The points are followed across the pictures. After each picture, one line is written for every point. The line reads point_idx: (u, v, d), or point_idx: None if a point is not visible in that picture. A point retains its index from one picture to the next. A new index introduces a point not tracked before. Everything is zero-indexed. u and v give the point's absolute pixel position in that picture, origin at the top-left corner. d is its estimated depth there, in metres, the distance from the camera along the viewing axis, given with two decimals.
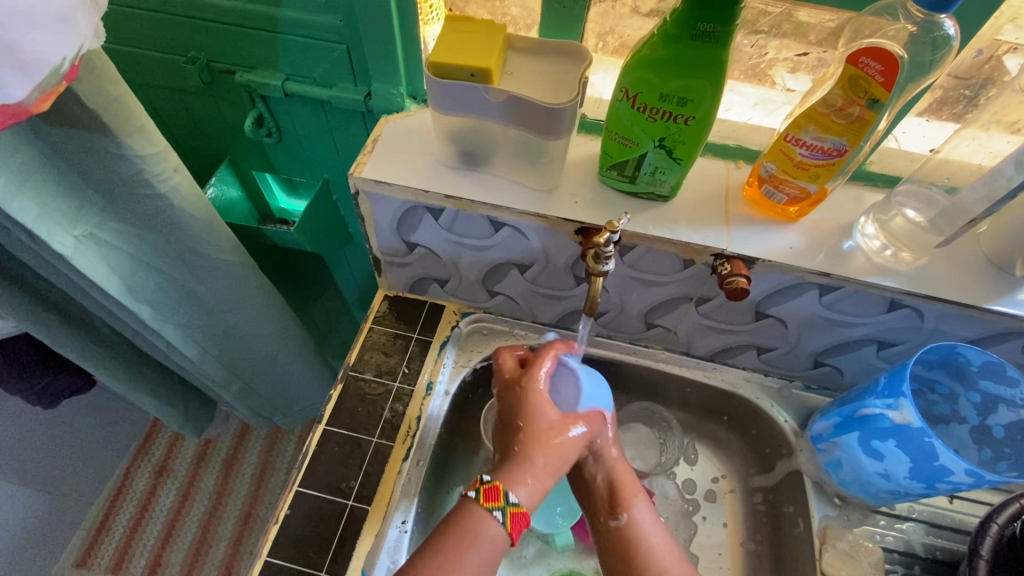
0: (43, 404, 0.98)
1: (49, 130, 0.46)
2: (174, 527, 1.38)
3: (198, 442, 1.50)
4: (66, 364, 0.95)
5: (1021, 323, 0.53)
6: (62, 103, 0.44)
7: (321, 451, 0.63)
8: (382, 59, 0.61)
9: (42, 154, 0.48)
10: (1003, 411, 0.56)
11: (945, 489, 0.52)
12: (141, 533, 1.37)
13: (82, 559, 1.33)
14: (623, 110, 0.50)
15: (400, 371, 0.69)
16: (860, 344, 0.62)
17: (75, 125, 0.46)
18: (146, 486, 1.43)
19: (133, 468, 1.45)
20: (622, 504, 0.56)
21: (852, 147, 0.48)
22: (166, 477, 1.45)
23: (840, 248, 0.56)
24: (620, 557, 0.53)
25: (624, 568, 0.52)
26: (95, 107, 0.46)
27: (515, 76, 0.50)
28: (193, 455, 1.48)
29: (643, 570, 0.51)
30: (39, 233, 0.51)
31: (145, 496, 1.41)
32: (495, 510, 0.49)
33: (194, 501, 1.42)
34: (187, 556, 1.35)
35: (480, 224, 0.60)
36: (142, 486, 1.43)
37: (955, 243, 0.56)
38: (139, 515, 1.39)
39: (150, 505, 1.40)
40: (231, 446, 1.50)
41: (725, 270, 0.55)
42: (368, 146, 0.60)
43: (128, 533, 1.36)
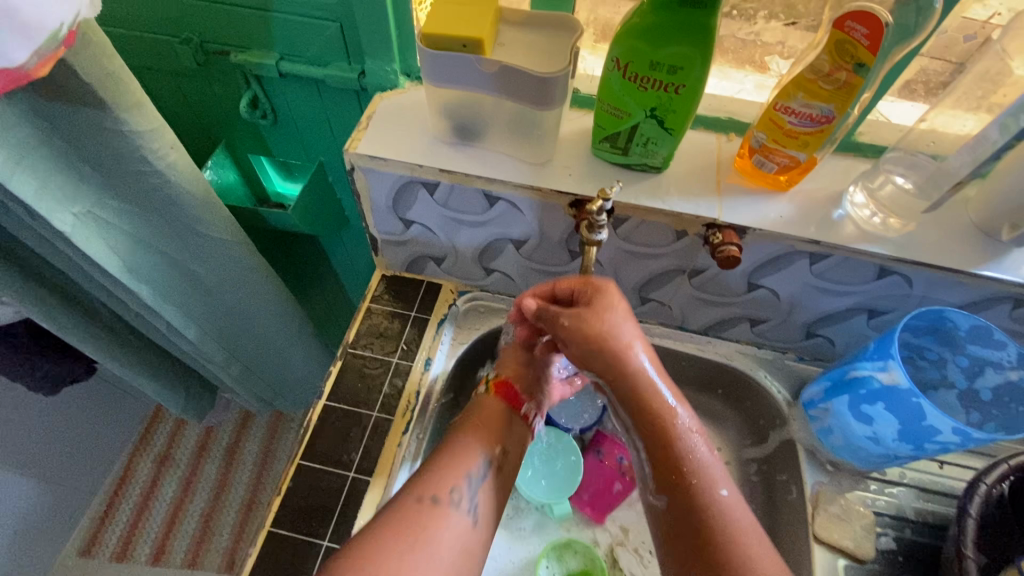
0: (44, 391, 0.98)
1: (46, 105, 0.47)
2: (176, 516, 1.40)
3: (200, 431, 1.51)
4: (67, 351, 0.96)
5: (1008, 287, 0.54)
6: (56, 75, 0.45)
7: (322, 426, 0.64)
8: (376, 36, 0.61)
9: (40, 130, 0.48)
10: (990, 374, 0.57)
11: (933, 450, 0.53)
12: (144, 522, 1.39)
13: (86, 548, 1.36)
14: (614, 80, 0.51)
15: (398, 348, 0.70)
16: (851, 313, 0.63)
17: (71, 99, 0.47)
18: (149, 474, 1.46)
19: (137, 457, 1.48)
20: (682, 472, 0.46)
21: (840, 114, 0.49)
22: (168, 467, 1.47)
23: (831, 217, 0.56)
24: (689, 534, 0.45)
25: (690, 538, 0.45)
26: (91, 81, 0.47)
27: (507, 48, 0.51)
28: (195, 444, 1.50)
29: (720, 544, 0.43)
30: (39, 210, 0.51)
31: (147, 484, 1.44)
32: (481, 383, 0.59)
33: (196, 490, 1.43)
34: (190, 544, 1.36)
35: (476, 199, 0.61)
36: (145, 475, 1.46)
37: (943, 211, 0.57)
38: (143, 502, 1.42)
39: (152, 494, 1.43)
40: (232, 435, 1.51)
41: (717, 239, 0.55)
42: (363, 123, 0.61)
43: (132, 520, 1.39)
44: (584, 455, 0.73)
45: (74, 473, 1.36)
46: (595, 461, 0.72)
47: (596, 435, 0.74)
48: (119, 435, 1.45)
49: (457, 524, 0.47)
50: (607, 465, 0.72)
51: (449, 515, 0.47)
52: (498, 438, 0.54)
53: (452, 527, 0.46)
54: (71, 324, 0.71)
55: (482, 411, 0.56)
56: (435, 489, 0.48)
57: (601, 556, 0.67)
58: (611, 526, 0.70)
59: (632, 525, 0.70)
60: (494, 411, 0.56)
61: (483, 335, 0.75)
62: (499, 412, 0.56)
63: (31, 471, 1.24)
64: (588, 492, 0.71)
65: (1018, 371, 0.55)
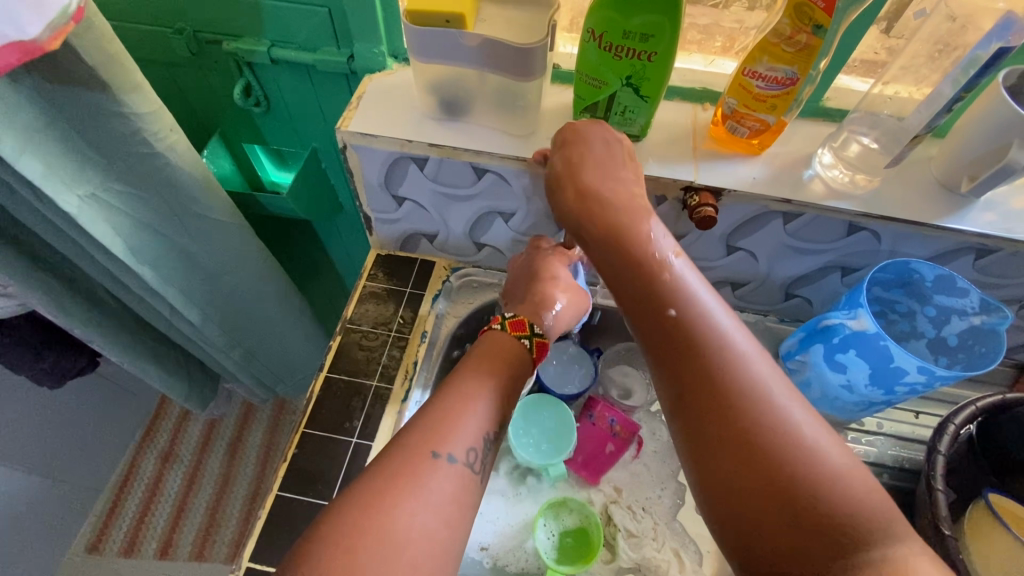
0: (50, 384, 1.01)
1: (50, 89, 0.49)
2: (182, 510, 1.42)
3: (202, 426, 1.53)
4: (70, 343, 0.98)
5: (970, 238, 0.58)
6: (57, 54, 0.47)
7: (324, 396, 0.67)
8: (363, 19, 0.63)
9: (45, 114, 0.50)
10: (956, 321, 0.60)
11: (903, 392, 0.57)
12: (151, 517, 1.41)
13: (94, 544, 1.38)
14: (591, 51, 0.54)
15: (396, 321, 0.73)
16: (826, 272, 0.66)
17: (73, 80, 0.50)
18: (153, 470, 1.47)
19: (140, 454, 1.49)
20: (668, 298, 0.47)
21: (803, 75, 0.52)
22: (172, 462, 1.48)
23: (802, 177, 0.59)
24: (670, 348, 0.46)
25: (672, 357, 0.45)
26: (95, 64, 0.50)
27: (488, 23, 0.54)
28: (197, 439, 1.51)
29: (702, 355, 0.44)
30: (45, 191, 0.53)
31: (151, 480, 1.46)
32: (523, 339, 0.57)
33: (200, 484, 1.45)
34: (197, 536, 1.38)
35: (464, 172, 0.64)
36: (149, 471, 1.47)
37: (908, 168, 0.60)
38: (149, 498, 1.43)
39: (157, 489, 1.45)
40: (234, 429, 1.53)
41: (694, 201, 0.58)
42: (354, 103, 0.63)
43: (138, 517, 1.41)
44: (578, 419, 0.77)
45: (79, 470, 1.38)
46: (587, 425, 0.76)
47: (588, 401, 0.78)
48: (122, 431, 1.47)
49: (460, 477, 0.46)
50: (599, 427, 0.76)
51: (449, 467, 0.46)
52: (507, 397, 0.53)
53: (453, 476, 0.46)
54: (76, 309, 0.74)
55: (492, 352, 0.55)
56: (432, 440, 0.46)
57: (596, 513, 0.70)
58: (605, 487, 0.73)
59: (625, 485, 0.73)
60: (506, 348, 0.56)
61: (477, 308, 0.77)
62: (507, 362, 0.55)
63: (37, 467, 1.26)
64: (582, 455, 0.74)
65: (981, 316, 0.58)
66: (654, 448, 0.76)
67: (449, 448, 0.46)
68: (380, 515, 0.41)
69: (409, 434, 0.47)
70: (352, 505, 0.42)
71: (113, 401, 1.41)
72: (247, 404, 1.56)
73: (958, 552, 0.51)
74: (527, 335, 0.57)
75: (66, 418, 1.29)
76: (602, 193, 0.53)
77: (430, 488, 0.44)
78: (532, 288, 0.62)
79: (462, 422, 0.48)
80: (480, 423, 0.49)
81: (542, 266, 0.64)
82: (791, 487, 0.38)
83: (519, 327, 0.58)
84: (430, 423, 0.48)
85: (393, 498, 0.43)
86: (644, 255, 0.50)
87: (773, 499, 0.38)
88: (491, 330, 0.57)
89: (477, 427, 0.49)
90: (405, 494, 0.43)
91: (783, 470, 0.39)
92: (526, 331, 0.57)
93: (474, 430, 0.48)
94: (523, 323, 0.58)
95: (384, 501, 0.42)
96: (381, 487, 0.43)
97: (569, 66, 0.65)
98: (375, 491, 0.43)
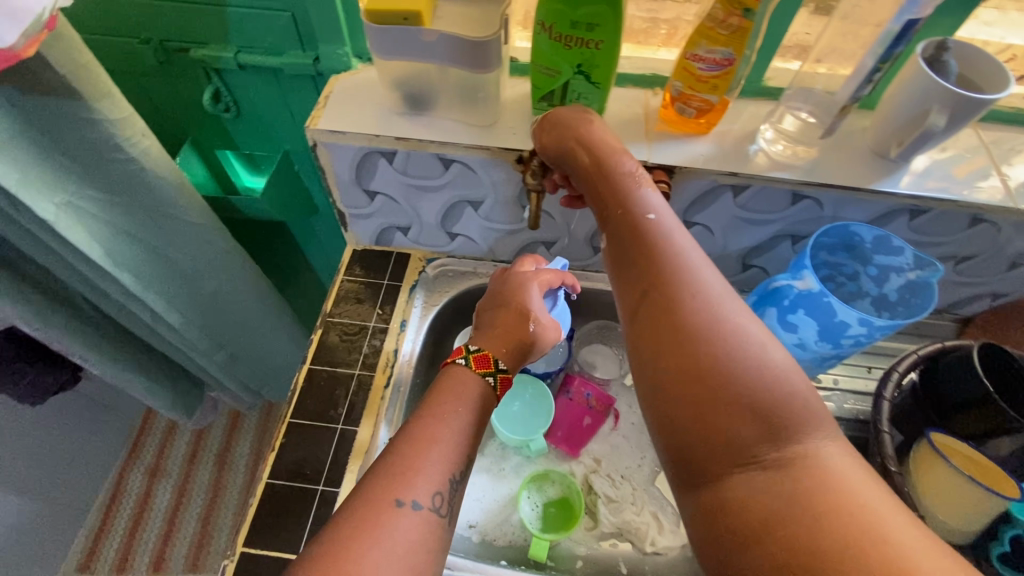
0: (32, 401, 1.01)
1: (24, 101, 0.51)
2: (173, 523, 1.42)
3: (190, 438, 1.53)
4: (50, 358, 0.98)
5: (901, 200, 0.63)
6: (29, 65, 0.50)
7: (308, 387, 0.70)
8: (326, 22, 0.66)
9: (19, 124, 0.52)
10: (895, 277, 0.65)
11: (848, 344, 0.62)
12: (142, 533, 1.41)
13: (85, 564, 1.37)
14: (543, 42, 0.57)
15: (375, 313, 0.77)
16: (777, 241, 0.71)
17: (44, 89, 0.52)
18: (141, 486, 1.47)
19: (127, 470, 1.49)
20: (645, 204, 0.53)
21: (738, 56, 0.56)
22: (160, 477, 1.48)
23: (746, 151, 0.64)
24: (638, 252, 0.51)
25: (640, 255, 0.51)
26: (65, 73, 0.52)
27: (444, 19, 0.57)
28: (185, 452, 1.51)
29: (666, 257, 0.49)
30: (23, 200, 0.55)
31: (140, 496, 1.46)
32: (487, 376, 0.56)
33: (190, 496, 1.45)
34: (190, 548, 1.39)
35: (431, 163, 0.67)
36: (138, 487, 1.47)
37: (844, 140, 0.66)
38: (138, 514, 1.43)
39: (146, 505, 1.44)
40: (222, 439, 1.53)
41: (648, 179, 0.62)
42: (321, 102, 0.66)
43: (128, 534, 1.40)
44: (556, 397, 0.81)
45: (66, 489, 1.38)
46: (565, 400, 0.80)
47: (565, 378, 0.82)
48: (108, 448, 1.46)
49: (421, 527, 0.45)
50: (576, 402, 0.80)
51: (411, 517, 0.45)
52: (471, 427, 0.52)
53: (418, 522, 0.45)
54: (57, 319, 0.75)
55: (458, 385, 0.54)
56: (394, 488, 0.45)
57: (578, 484, 0.74)
58: (586, 458, 0.77)
59: (604, 455, 0.77)
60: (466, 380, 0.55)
61: (453, 297, 0.80)
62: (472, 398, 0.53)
63: (21, 489, 1.25)
64: (563, 430, 0.78)
65: (916, 271, 0.62)
66: (631, 419, 0.80)
67: (409, 498, 0.45)
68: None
69: (367, 489, 0.46)
70: (312, 563, 0.42)
71: (97, 418, 1.40)
72: (233, 413, 1.56)
73: (903, 487, 0.56)
74: (491, 371, 0.56)
75: (48, 437, 1.28)
76: (589, 129, 0.57)
77: (389, 545, 0.43)
78: (496, 318, 0.61)
79: (424, 467, 0.47)
80: (443, 468, 0.48)
81: (507, 293, 0.63)
82: (725, 390, 0.43)
83: (483, 363, 0.56)
84: (392, 472, 0.47)
85: (351, 560, 0.41)
86: (623, 175, 0.55)
87: (710, 404, 0.43)
88: (455, 364, 0.56)
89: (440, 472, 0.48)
90: (362, 550, 0.42)
91: (726, 356, 0.44)
92: (490, 367, 0.56)
93: (433, 478, 0.47)
94: (487, 358, 0.57)
95: (345, 557, 0.41)
96: (340, 547, 0.42)
97: (526, 59, 0.69)
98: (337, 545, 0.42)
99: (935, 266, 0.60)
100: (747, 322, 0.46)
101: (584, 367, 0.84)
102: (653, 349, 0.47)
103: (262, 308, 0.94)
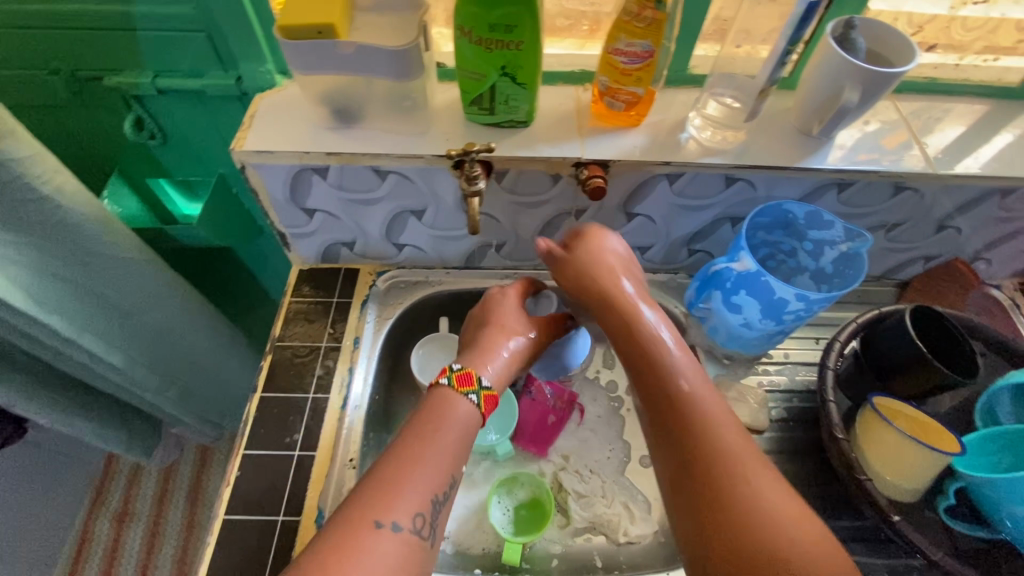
0: None
1: None
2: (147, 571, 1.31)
3: (157, 475, 1.42)
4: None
5: (827, 175, 0.65)
6: None
7: (260, 416, 0.69)
8: (242, 40, 0.64)
9: None
10: (829, 251, 0.67)
11: (790, 320, 0.64)
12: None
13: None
14: (465, 46, 0.57)
15: (326, 333, 0.75)
16: (718, 224, 0.73)
17: None
18: (109, 533, 1.35)
19: (91, 518, 1.37)
20: (673, 373, 0.54)
21: (657, 47, 0.57)
22: (129, 522, 1.36)
23: (677, 139, 0.65)
24: (677, 433, 0.52)
25: (677, 458, 0.51)
26: None
27: (362, 31, 0.56)
28: (154, 491, 1.40)
29: (704, 445, 0.50)
30: None
31: (110, 544, 1.34)
32: (470, 394, 0.56)
33: (163, 539, 1.35)
34: None
35: (366, 175, 0.65)
36: (107, 533, 1.35)
37: (770, 121, 0.68)
38: (108, 565, 1.31)
39: (116, 553, 1.33)
40: (193, 473, 1.43)
41: (584, 175, 0.63)
42: (246, 123, 0.64)
43: None
44: (519, 398, 0.79)
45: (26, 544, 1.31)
46: (528, 401, 0.79)
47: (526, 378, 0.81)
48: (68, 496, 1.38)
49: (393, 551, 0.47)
50: (538, 402, 0.79)
51: (389, 541, 0.47)
52: (456, 456, 0.53)
53: (396, 543, 0.47)
54: None
55: (449, 410, 0.55)
56: (377, 512, 0.48)
57: (547, 483, 0.74)
58: (554, 456, 0.77)
59: (572, 452, 0.77)
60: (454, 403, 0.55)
61: (408, 307, 0.79)
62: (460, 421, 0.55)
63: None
64: (529, 431, 0.78)
65: (847, 243, 0.64)
66: (596, 412, 0.81)
67: (391, 521, 0.47)
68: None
69: (353, 515, 0.48)
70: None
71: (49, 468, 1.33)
72: (192, 448, 1.45)
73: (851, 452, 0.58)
74: (474, 389, 0.57)
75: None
76: (589, 262, 0.62)
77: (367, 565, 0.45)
78: (482, 337, 0.63)
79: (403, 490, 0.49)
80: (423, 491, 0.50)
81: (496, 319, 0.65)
82: (739, 516, 0.47)
83: (466, 380, 0.57)
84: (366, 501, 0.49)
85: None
86: (642, 332, 0.57)
87: (724, 523, 0.47)
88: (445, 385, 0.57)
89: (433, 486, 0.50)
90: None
91: (741, 496, 0.47)
92: (472, 385, 0.57)
93: (416, 500, 0.49)
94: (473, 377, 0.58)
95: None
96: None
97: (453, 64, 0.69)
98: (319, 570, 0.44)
99: (865, 236, 0.62)
100: (760, 470, 0.49)
101: None
102: (681, 467, 0.50)
103: (211, 337, 0.91)
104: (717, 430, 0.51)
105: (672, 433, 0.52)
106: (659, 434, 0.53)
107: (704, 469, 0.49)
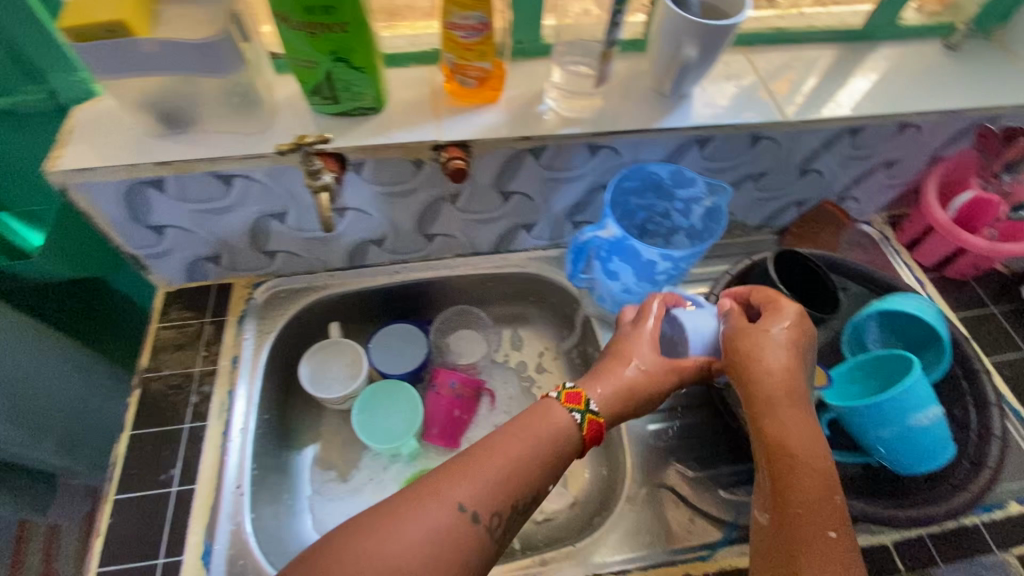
0: None
1: None
2: None
3: (44, 535, 1.40)
4: None
5: (685, 132, 0.81)
6: None
7: (132, 453, 0.79)
8: (44, 51, 0.74)
9: None
10: (698, 206, 0.85)
11: (662, 276, 0.83)
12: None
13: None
14: (286, 33, 0.62)
15: (200, 355, 0.87)
16: (593, 193, 0.90)
17: None
18: None
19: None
20: (785, 483, 0.65)
21: (490, 19, 0.66)
22: None
23: (536, 111, 0.77)
24: (790, 521, 0.63)
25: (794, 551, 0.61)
26: None
27: (170, 25, 0.58)
28: (42, 547, 1.39)
29: (813, 553, 0.60)
30: None
31: None
32: (575, 412, 0.70)
33: None
34: None
35: (209, 182, 0.74)
36: None
37: (628, 85, 0.82)
38: None
39: None
40: (72, 538, 1.40)
41: (444, 157, 0.73)
42: (66, 135, 0.72)
43: None
44: (426, 396, 0.93)
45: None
46: (433, 395, 0.93)
47: (434, 372, 0.97)
48: None
49: (442, 525, 0.59)
50: (444, 395, 0.92)
51: (461, 517, 0.60)
52: (540, 485, 0.66)
53: (445, 521, 0.59)
54: None
55: (551, 418, 0.69)
56: (474, 494, 0.61)
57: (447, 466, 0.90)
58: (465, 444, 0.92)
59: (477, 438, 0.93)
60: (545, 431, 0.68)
61: (290, 318, 0.92)
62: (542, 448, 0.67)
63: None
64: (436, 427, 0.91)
65: (711, 197, 0.82)
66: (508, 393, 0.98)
67: (467, 501, 0.61)
68: (394, 527, 0.57)
69: (453, 482, 0.62)
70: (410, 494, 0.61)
71: None
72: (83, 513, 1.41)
73: None
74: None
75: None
76: (757, 371, 0.70)
77: (441, 525, 0.59)
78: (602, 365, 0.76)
79: (489, 471, 0.63)
80: (507, 496, 0.63)
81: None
82: None
83: (575, 399, 0.71)
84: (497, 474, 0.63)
85: (437, 505, 0.60)
86: (802, 454, 0.66)
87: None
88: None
89: (423, 480, 0.63)
90: (444, 513, 0.59)
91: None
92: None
93: (491, 498, 0.62)
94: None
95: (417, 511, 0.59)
96: (400, 518, 0.58)
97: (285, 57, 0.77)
98: (386, 521, 0.58)
99: (682, 189, 0.84)
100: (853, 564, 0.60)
101: (449, 356, 0.99)
102: (780, 527, 0.63)
103: (59, 364, 1.00)
104: (854, 546, 0.62)
105: (776, 501, 0.65)
106: (768, 546, 0.64)
107: (786, 453, 0.66)
